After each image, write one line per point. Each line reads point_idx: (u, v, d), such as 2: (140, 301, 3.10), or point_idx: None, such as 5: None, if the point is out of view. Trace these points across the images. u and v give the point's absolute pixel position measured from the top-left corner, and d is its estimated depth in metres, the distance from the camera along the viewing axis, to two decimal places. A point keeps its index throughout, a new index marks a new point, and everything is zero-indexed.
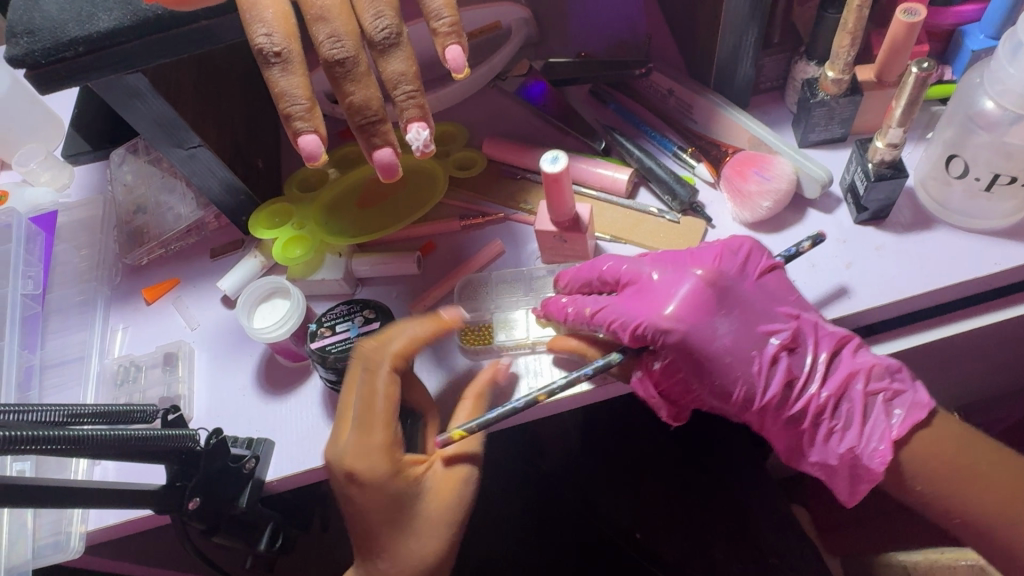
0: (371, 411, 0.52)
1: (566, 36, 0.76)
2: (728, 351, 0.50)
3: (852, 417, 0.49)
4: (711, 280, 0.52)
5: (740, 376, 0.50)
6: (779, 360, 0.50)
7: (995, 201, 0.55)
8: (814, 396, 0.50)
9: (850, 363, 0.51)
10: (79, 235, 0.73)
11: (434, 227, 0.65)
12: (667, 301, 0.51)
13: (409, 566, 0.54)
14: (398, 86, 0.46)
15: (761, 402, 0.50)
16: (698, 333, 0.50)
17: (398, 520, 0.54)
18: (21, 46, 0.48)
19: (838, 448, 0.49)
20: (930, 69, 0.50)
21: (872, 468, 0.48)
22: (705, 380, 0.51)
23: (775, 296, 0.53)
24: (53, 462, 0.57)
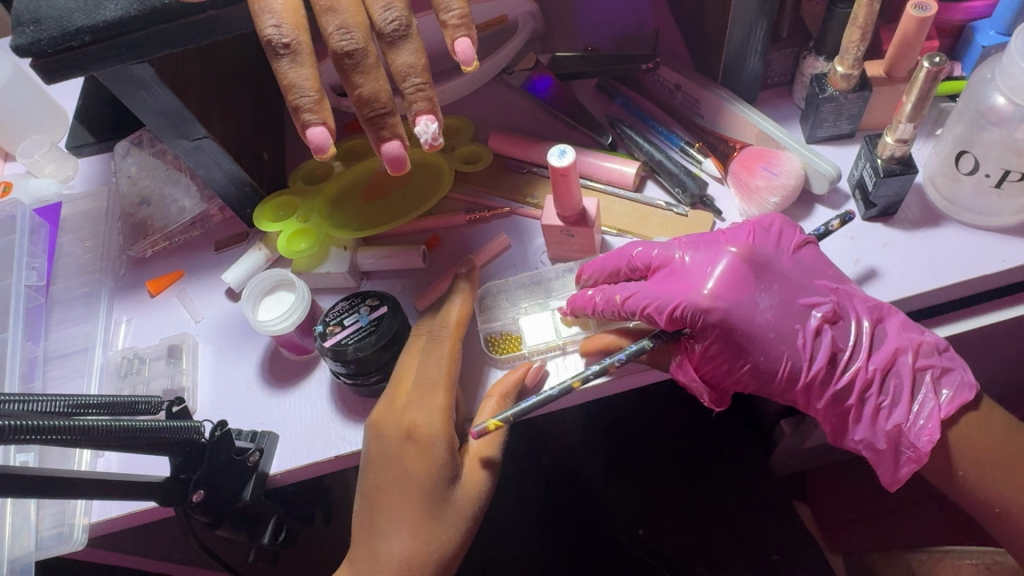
0: (433, 383, 0.54)
1: (573, 29, 0.76)
2: (769, 326, 0.50)
3: (900, 393, 0.49)
4: (746, 257, 0.51)
5: (784, 353, 0.50)
6: (822, 334, 0.50)
7: (1005, 197, 0.55)
8: (861, 372, 0.50)
9: (893, 339, 0.51)
10: (83, 226, 0.73)
11: (439, 221, 0.65)
12: (705, 278, 0.51)
13: (423, 552, 0.53)
14: (406, 79, 0.46)
15: (805, 379, 0.50)
16: (738, 311, 0.50)
17: (429, 504, 0.53)
18: (27, 35, 0.48)
19: (886, 425, 0.49)
20: (941, 64, 0.49)
21: (919, 446, 0.48)
22: (747, 358, 0.51)
23: (813, 271, 0.53)
24: (56, 453, 0.57)
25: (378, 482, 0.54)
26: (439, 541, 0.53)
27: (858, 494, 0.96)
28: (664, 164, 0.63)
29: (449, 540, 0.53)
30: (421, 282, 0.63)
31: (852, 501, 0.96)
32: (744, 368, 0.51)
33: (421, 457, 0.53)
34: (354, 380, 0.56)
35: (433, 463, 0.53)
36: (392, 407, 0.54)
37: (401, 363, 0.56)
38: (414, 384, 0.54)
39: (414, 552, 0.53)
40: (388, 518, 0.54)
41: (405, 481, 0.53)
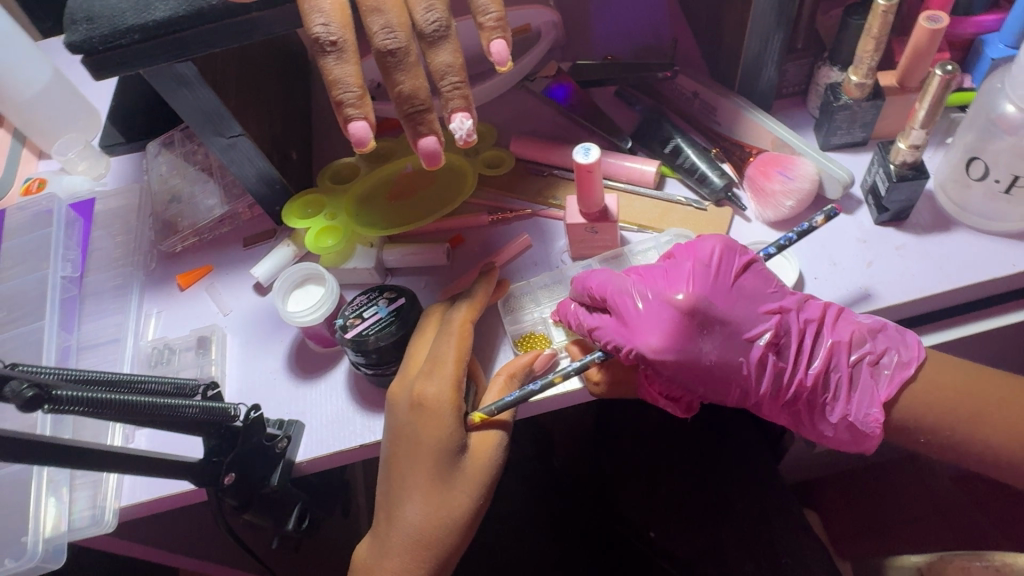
0: (441, 359, 0.54)
1: (592, 39, 0.79)
2: (716, 366, 0.51)
3: (843, 387, 0.51)
4: (690, 307, 0.50)
5: (733, 383, 0.51)
6: (768, 360, 0.51)
7: (1014, 204, 0.57)
8: (806, 382, 0.51)
9: (830, 343, 0.51)
10: (114, 222, 0.75)
11: (462, 222, 0.67)
12: (653, 331, 0.51)
13: (438, 517, 0.52)
14: (445, 77, 0.48)
15: (758, 398, 0.52)
16: (685, 358, 0.50)
17: (443, 472, 0.52)
18: (80, 33, 0.50)
19: (833, 421, 0.51)
20: (953, 72, 0.51)
21: (869, 432, 0.50)
22: (703, 389, 0.52)
23: (755, 296, 0.52)
24: (90, 428, 0.59)
25: (392, 450, 0.53)
26: (453, 512, 0.53)
27: (868, 501, 0.97)
28: (688, 164, 0.65)
29: (462, 511, 0.53)
30: (446, 279, 0.65)
31: (863, 509, 0.97)
32: (704, 394, 0.53)
33: (432, 424, 0.52)
34: (376, 371, 0.57)
35: (445, 432, 0.52)
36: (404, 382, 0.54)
37: (413, 344, 0.57)
38: (426, 360, 0.55)
39: (428, 523, 0.52)
40: (400, 485, 0.53)
41: (413, 455, 0.53)
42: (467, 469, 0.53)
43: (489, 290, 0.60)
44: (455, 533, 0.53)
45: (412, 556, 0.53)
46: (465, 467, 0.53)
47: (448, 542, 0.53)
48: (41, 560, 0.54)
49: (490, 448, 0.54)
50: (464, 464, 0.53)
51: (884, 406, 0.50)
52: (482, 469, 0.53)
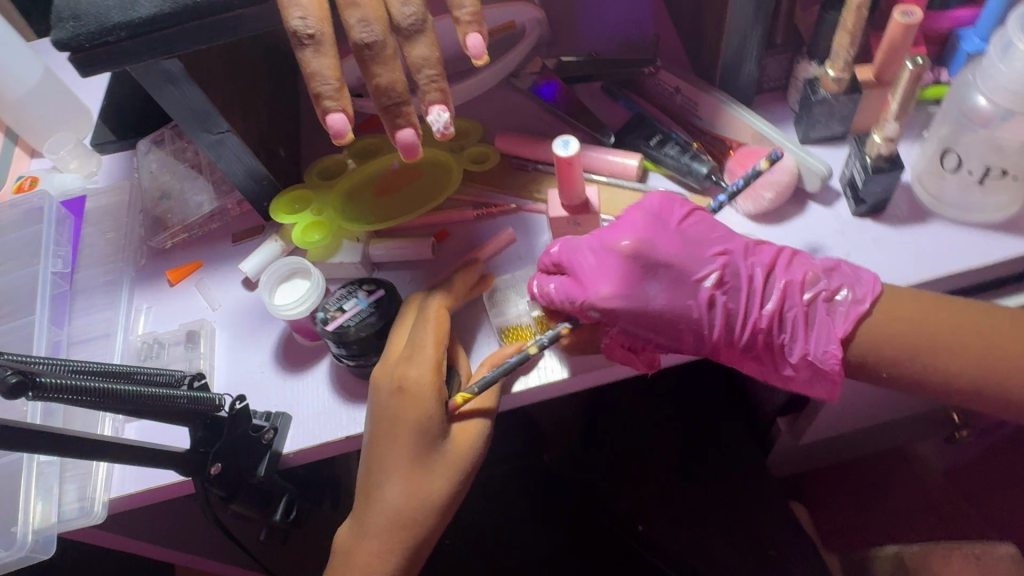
0: (421, 343, 0.55)
1: (577, 36, 0.79)
2: (665, 309, 0.53)
3: (797, 325, 0.52)
4: (634, 249, 0.54)
5: (687, 328, 0.53)
6: (716, 301, 0.53)
7: (988, 194, 0.58)
8: (761, 319, 0.53)
9: (780, 283, 0.53)
10: (104, 219, 0.76)
11: (447, 216, 0.68)
12: (601, 275, 0.54)
13: (418, 499, 0.53)
14: (421, 70, 0.50)
15: (716, 342, 0.53)
16: (635, 300, 0.53)
17: (423, 455, 0.54)
18: (68, 30, 0.51)
19: (790, 358, 0.53)
20: (923, 65, 0.52)
21: (828, 367, 0.51)
22: (656, 336, 0.53)
23: (700, 242, 0.56)
24: (80, 417, 0.59)
25: (374, 433, 0.54)
26: (432, 495, 0.54)
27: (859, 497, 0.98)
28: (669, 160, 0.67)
29: (441, 493, 0.54)
30: (431, 273, 0.66)
31: (853, 505, 0.97)
32: (668, 343, 0.54)
33: (414, 407, 0.53)
34: (357, 362, 0.58)
35: (426, 414, 0.53)
36: (386, 366, 0.55)
37: (394, 333, 0.59)
38: (405, 347, 0.56)
39: (407, 505, 0.53)
40: (381, 468, 0.54)
41: (395, 437, 0.54)
42: (447, 453, 0.54)
43: (471, 279, 0.61)
44: (434, 514, 0.54)
45: (390, 537, 0.54)
46: (446, 446, 0.54)
47: (428, 523, 0.54)
48: (30, 549, 0.55)
49: (471, 435, 0.55)
50: (444, 448, 0.54)
51: (842, 342, 0.51)
52: (464, 453, 0.54)
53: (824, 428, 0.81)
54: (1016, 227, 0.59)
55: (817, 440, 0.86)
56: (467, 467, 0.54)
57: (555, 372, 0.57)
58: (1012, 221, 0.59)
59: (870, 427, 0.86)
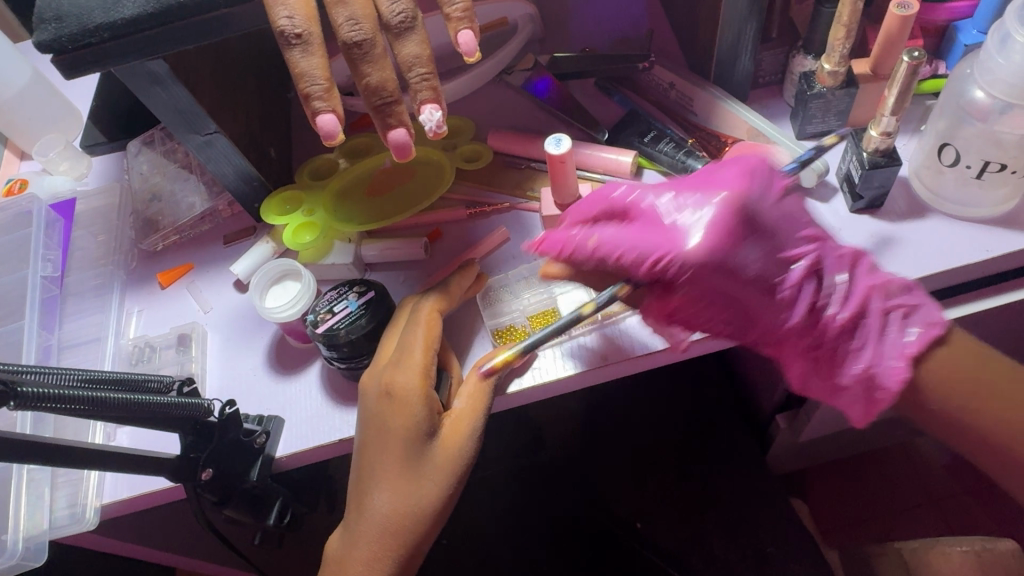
0: (409, 348, 0.55)
1: (571, 31, 0.79)
2: (754, 278, 0.47)
3: (867, 335, 0.47)
4: (736, 205, 0.47)
5: (762, 305, 0.47)
6: (803, 284, 0.47)
7: (987, 189, 0.57)
8: (834, 322, 0.47)
9: (863, 284, 0.48)
10: (95, 222, 0.75)
11: (440, 216, 0.67)
12: (694, 229, 0.47)
13: (406, 506, 0.52)
14: (412, 69, 0.49)
15: (785, 330, 0.48)
16: (725, 262, 0.46)
17: (410, 461, 0.52)
18: (50, 32, 0.50)
19: (855, 369, 0.47)
20: (919, 58, 0.51)
21: (888, 386, 0.47)
22: (724, 308, 0.48)
23: (795, 218, 0.49)
24: (71, 425, 0.59)
25: (365, 439, 0.54)
26: (420, 501, 0.52)
27: (856, 495, 0.97)
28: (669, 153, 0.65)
29: (431, 498, 0.52)
30: (423, 273, 0.65)
31: (851, 502, 0.97)
32: (726, 324, 0.49)
33: (400, 412, 0.52)
34: (348, 364, 0.57)
35: (413, 419, 0.52)
36: (375, 371, 0.55)
37: (385, 336, 0.58)
38: (394, 351, 0.55)
39: (396, 511, 0.52)
40: (371, 474, 0.53)
41: (383, 442, 0.53)
42: (435, 456, 0.53)
43: (466, 281, 0.60)
44: (426, 520, 0.52)
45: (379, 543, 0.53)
46: (438, 445, 0.53)
47: (419, 528, 0.53)
48: (21, 557, 0.54)
49: (461, 436, 0.53)
50: (434, 453, 0.53)
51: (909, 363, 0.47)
52: (452, 458, 0.53)
53: (822, 424, 0.81)
54: (1016, 221, 0.58)
55: (816, 437, 0.85)
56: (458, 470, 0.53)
57: (550, 373, 0.56)
58: (1011, 215, 0.58)
59: (869, 423, 0.85)
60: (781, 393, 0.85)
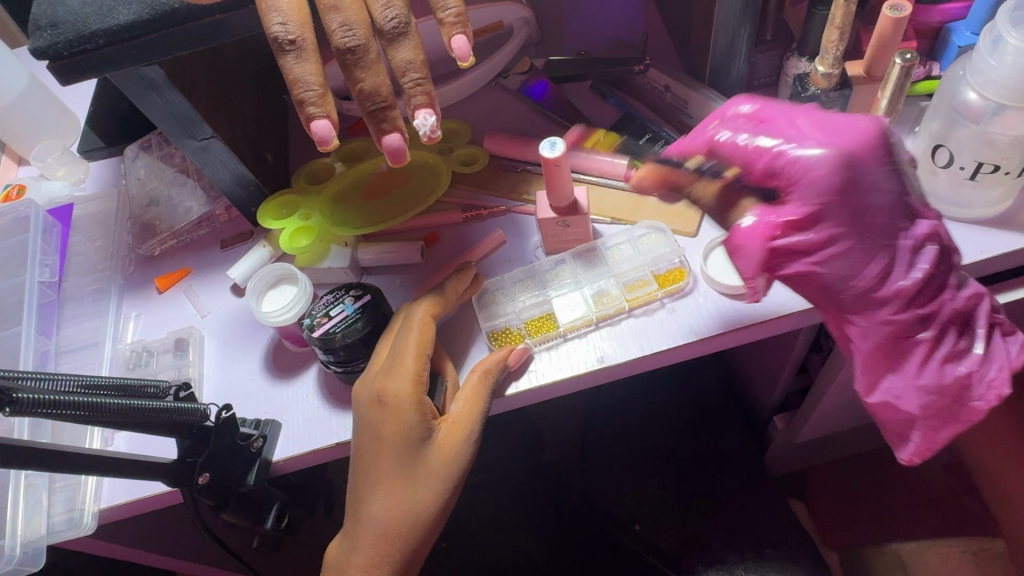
0: (401, 355, 0.54)
1: (566, 35, 0.79)
2: (884, 210, 0.46)
3: (974, 344, 0.49)
4: (881, 131, 0.47)
5: (887, 245, 0.46)
6: (923, 247, 0.47)
7: (981, 189, 0.57)
8: (947, 316, 0.48)
9: (975, 292, 0.49)
10: (93, 227, 0.75)
11: (436, 219, 0.67)
12: (838, 134, 0.47)
13: (403, 511, 0.52)
14: (406, 74, 0.49)
15: (885, 291, 0.47)
16: (863, 174, 0.46)
17: (404, 467, 0.52)
18: (45, 39, 0.50)
19: (956, 371, 0.48)
20: (912, 60, 0.52)
21: (986, 397, 0.48)
22: (852, 237, 0.46)
23: (918, 189, 0.50)
24: (69, 431, 0.59)
25: (360, 446, 0.54)
26: (417, 507, 0.52)
27: (854, 496, 0.97)
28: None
29: (427, 504, 0.52)
30: (420, 277, 0.65)
31: (849, 503, 0.97)
32: (828, 264, 0.46)
33: (393, 419, 0.52)
34: (343, 369, 0.58)
35: (406, 426, 0.52)
36: (366, 379, 0.55)
37: (379, 343, 0.58)
38: (387, 358, 0.55)
39: (393, 517, 0.52)
40: (366, 482, 0.53)
41: (377, 449, 0.53)
42: (430, 461, 0.52)
43: (462, 284, 0.61)
44: (425, 526, 0.53)
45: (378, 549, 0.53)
46: (437, 451, 0.53)
47: (418, 533, 0.53)
48: (19, 562, 0.55)
49: (458, 439, 0.53)
50: (430, 459, 0.53)
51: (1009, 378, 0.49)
52: (449, 463, 0.53)
53: (820, 425, 0.81)
54: (1011, 221, 0.58)
55: (813, 438, 0.86)
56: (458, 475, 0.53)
57: (545, 376, 0.57)
58: (1006, 216, 0.58)
59: (868, 423, 0.85)
60: (779, 394, 0.85)
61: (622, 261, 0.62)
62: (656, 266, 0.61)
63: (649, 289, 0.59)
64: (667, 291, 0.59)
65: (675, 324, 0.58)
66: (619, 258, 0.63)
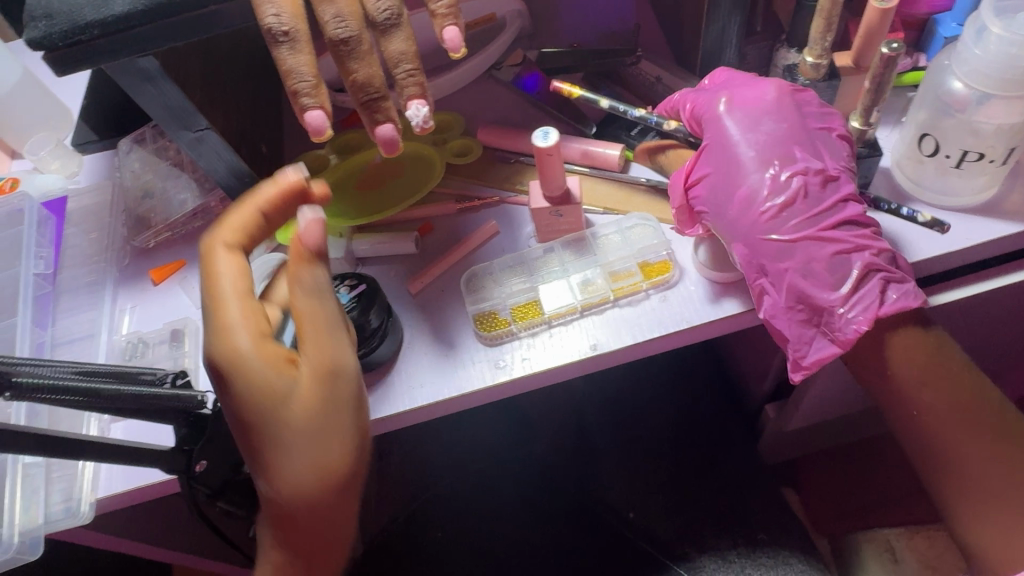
0: (221, 304, 0.48)
1: (559, 27, 0.80)
2: (760, 145, 0.57)
3: (843, 281, 0.52)
4: (781, 92, 0.58)
5: (754, 174, 0.56)
6: (796, 182, 0.55)
7: (966, 177, 0.58)
8: (819, 252, 0.53)
9: (856, 236, 0.54)
10: (87, 219, 0.75)
11: (430, 210, 0.68)
12: (749, 91, 0.59)
13: (293, 482, 0.47)
14: (398, 65, 0.50)
15: (755, 219, 0.55)
16: (744, 114, 0.58)
17: (268, 432, 0.46)
18: (40, 30, 0.50)
19: (821, 298, 0.53)
20: (898, 50, 0.52)
21: (847, 332, 0.52)
22: (725, 168, 0.58)
23: (829, 149, 0.57)
24: (65, 418, 0.59)
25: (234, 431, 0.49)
26: (301, 470, 0.47)
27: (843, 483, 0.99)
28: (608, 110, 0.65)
29: (314, 454, 0.47)
30: (415, 267, 0.65)
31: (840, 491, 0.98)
32: (715, 202, 0.58)
33: (241, 384, 0.46)
34: None
35: (266, 385, 0.46)
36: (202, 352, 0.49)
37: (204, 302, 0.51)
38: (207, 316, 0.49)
39: (280, 492, 0.47)
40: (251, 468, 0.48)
41: (241, 427, 0.47)
42: (299, 413, 0.46)
43: (269, 202, 0.52)
44: (321, 496, 0.47)
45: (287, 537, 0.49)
46: (294, 399, 0.46)
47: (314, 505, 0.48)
48: (16, 551, 0.55)
49: (325, 367, 0.47)
50: (296, 411, 0.46)
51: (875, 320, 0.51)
52: (320, 404, 0.46)
53: (811, 413, 0.82)
54: (996, 209, 0.59)
55: (804, 427, 0.86)
56: (334, 420, 0.47)
57: (539, 363, 0.57)
58: (990, 204, 0.59)
59: (859, 411, 0.86)
60: (770, 383, 0.86)
61: (611, 251, 0.63)
62: (644, 256, 0.62)
63: (634, 280, 0.60)
64: (653, 283, 0.60)
65: (665, 312, 0.58)
66: (608, 248, 0.64)
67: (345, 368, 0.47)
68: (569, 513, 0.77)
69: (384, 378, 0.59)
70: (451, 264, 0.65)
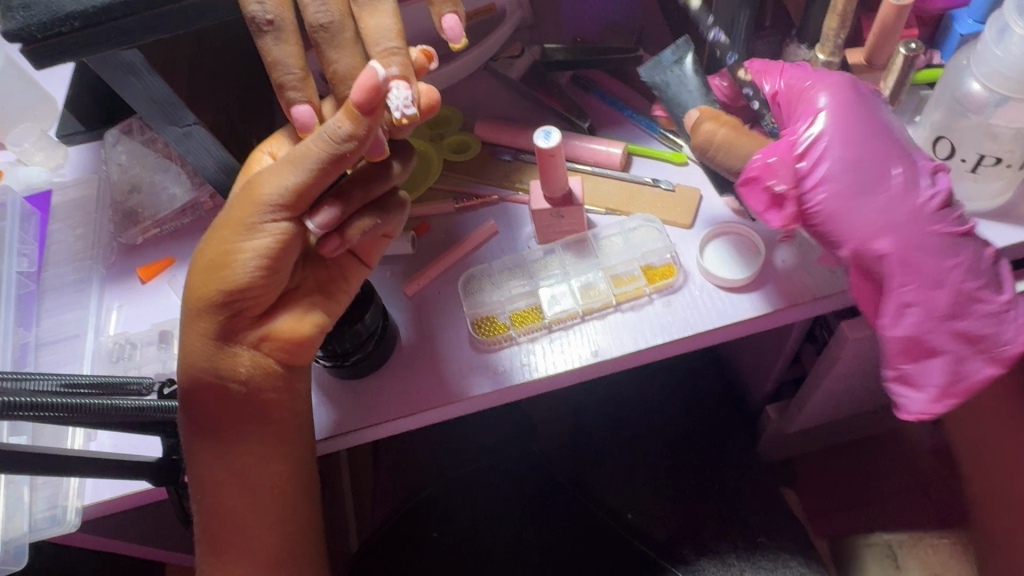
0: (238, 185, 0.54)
1: (561, 20, 0.77)
2: (898, 130, 0.50)
3: (999, 287, 0.48)
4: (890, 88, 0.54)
5: (906, 160, 0.48)
6: (941, 173, 0.49)
7: (981, 182, 0.56)
8: (981, 258, 0.48)
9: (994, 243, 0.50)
10: (72, 214, 0.73)
11: (428, 209, 0.66)
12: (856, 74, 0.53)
13: (199, 290, 0.47)
14: (378, 41, 0.46)
15: (915, 208, 0.47)
16: (874, 100, 0.51)
17: (196, 259, 0.47)
18: (17, 20, 0.48)
19: (985, 302, 0.47)
20: (918, 50, 0.53)
21: (1015, 342, 0.47)
22: (872, 146, 0.48)
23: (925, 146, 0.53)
24: (50, 432, 0.57)
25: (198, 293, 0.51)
26: (205, 285, 0.46)
27: (840, 483, 0.99)
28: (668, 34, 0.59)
29: (213, 267, 0.46)
30: (412, 268, 0.63)
31: (836, 490, 0.98)
32: (861, 183, 0.47)
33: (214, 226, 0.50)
34: (334, 363, 0.55)
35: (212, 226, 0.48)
36: None
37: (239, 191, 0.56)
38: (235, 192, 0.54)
39: (184, 290, 0.48)
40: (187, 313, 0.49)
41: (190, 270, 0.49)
42: (214, 234, 0.46)
43: None
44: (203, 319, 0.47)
45: (216, 444, 0.48)
46: (228, 205, 0.47)
47: (198, 318, 0.47)
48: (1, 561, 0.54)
49: (242, 195, 0.45)
50: (211, 235, 0.46)
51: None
52: (228, 221, 0.45)
53: (813, 416, 0.81)
54: (1010, 214, 0.57)
55: (806, 428, 0.85)
56: (225, 236, 0.45)
57: (538, 369, 0.56)
58: (1004, 209, 0.58)
59: (861, 413, 0.85)
60: (772, 383, 0.85)
61: (614, 254, 0.61)
62: (648, 260, 0.60)
63: (637, 284, 0.59)
64: (656, 287, 0.58)
65: (672, 318, 0.57)
66: (610, 251, 0.62)
67: (262, 194, 0.44)
68: (567, 514, 0.76)
69: (380, 384, 0.57)
70: (446, 265, 0.63)
